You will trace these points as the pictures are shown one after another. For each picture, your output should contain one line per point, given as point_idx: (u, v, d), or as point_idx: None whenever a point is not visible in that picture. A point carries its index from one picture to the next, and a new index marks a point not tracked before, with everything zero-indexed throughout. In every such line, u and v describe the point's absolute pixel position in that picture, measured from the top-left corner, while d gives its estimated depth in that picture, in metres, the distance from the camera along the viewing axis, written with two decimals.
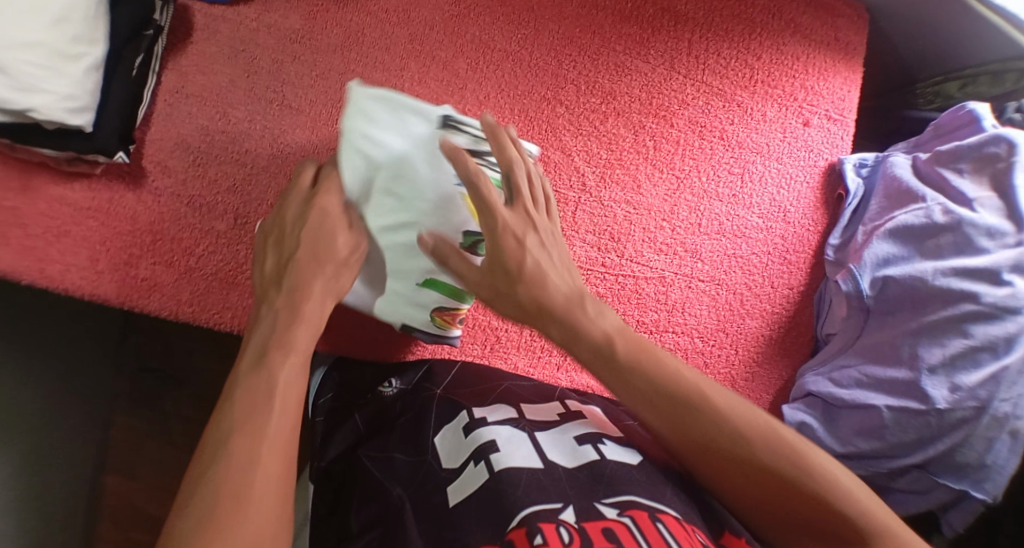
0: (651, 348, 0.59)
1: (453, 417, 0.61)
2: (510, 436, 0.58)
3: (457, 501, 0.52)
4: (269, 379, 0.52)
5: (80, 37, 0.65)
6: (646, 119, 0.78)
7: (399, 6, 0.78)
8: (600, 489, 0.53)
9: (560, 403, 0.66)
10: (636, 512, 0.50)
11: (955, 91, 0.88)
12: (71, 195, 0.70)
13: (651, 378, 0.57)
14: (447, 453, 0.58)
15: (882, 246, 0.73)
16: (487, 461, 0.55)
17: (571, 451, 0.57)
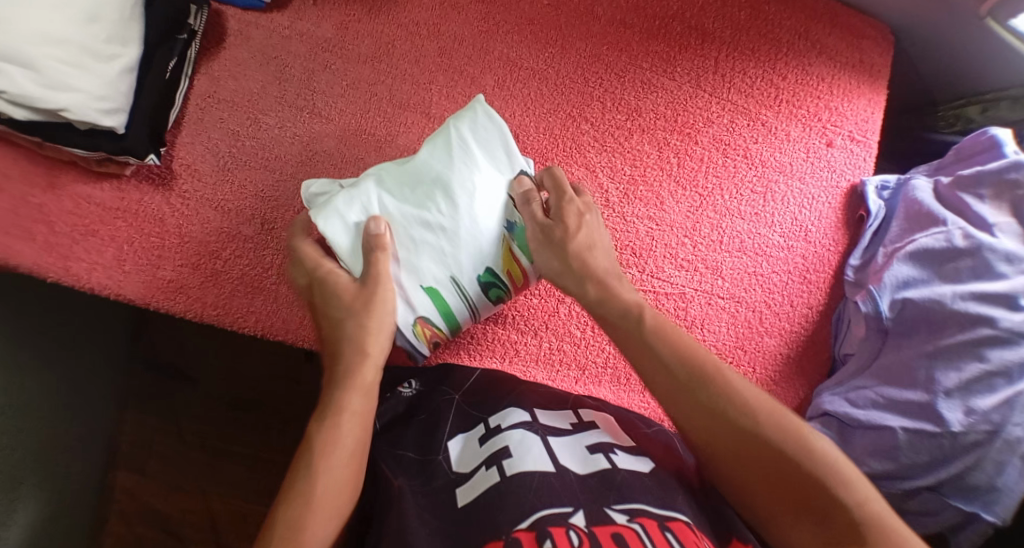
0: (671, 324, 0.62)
1: (471, 427, 0.62)
2: (523, 438, 0.58)
3: (464, 503, 0.53)
4: (331, 444, 0.53)
5: (112, 38, 0.66)
6: (671, 136, 0.79)
7: (430, 19, 0.79)
8: (611, 494, 0.53)
9: (574, 411, 0.65)
10: (645, 519, 0.51)
11: (977, 114, 0.89)
12: (99, 195, 0.71)
13: (670, 342, 0.60)
14: (459, 457, 0.58)
15: (901, 269, 0.73)
16: (499, 466, 0.55)
17: (582, 458, 0.57)
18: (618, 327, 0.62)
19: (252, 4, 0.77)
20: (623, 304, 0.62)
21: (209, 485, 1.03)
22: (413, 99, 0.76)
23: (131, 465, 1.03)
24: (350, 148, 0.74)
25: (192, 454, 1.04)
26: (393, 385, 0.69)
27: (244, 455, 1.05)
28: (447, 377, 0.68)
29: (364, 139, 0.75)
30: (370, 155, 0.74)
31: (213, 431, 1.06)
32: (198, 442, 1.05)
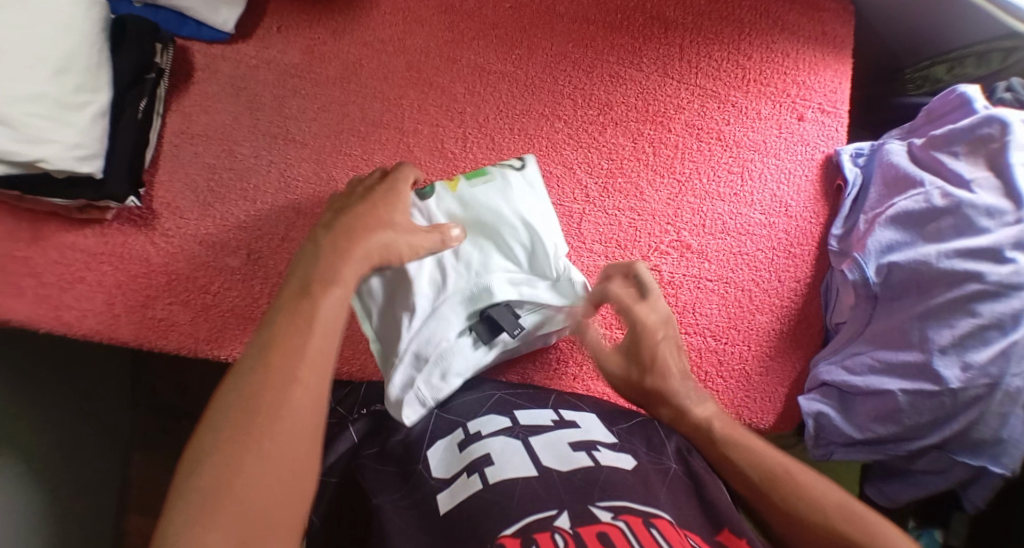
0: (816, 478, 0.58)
1: (450, 433, 0.63)
2: (504, 446, 0.58)
3: (447, 509, 0.54)
4: (342, 260, 0.55)
5: (81, 87, 0.66)
6: (643, 126, 0.79)
7: (395, 35, 0.79)
8: (595, 491, 0.54)
9: (555, 412, 0.65)
10: (631, 516, 0.51)
11: (943, 74, 0.88)
12: (83, 242, 0.71)
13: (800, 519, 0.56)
14: (440, 465, 0.59)
15: (884, 234, 0.74)
16: (480, 473, 0.56)
17: (563, 454, 0.58)
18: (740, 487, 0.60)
19: (217, 37, 0.77)
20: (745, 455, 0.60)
21: None
22: (385, 116, 0.77)
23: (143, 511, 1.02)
24: (327, 169, 0.75)
25: None
26: (372, 401, 0.71)
27: None
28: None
29: (341, 160, 0.75)
30: (346, 174, 0.75)
31: None
32: None
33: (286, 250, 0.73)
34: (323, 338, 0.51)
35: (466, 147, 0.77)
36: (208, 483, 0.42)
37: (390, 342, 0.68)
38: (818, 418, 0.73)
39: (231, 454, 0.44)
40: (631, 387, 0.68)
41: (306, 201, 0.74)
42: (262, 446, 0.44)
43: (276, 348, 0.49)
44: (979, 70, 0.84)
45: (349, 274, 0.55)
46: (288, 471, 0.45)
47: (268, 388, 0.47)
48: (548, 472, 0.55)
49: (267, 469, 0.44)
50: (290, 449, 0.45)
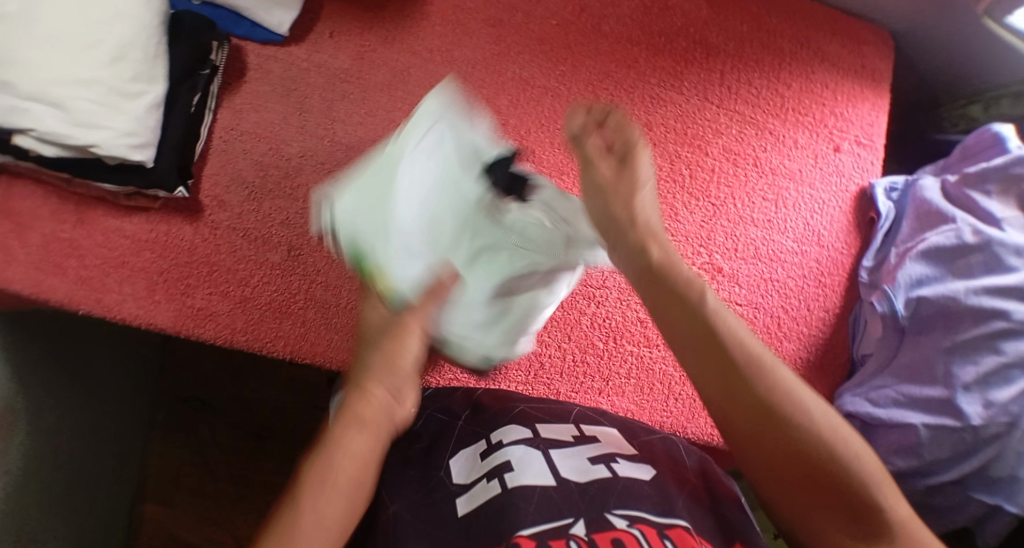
0: (812, 399, 0.54)
1: (473, 441, 0.63)
2: (525, 455, 0.59)
3: (465, 511, 0.55)
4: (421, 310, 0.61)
5: (137, 77, 0.68)
6: (681, 148, 0.81)
7: (444, 45, 0.81)
8: (611, 501, 0.55)
9: (575, 425, 0.66)
10: (645, 526, 0.53)
11: (979, 114, 0.89)
12: (128, 227, 0.73)
13: (790, 469, 0.52)
14: (461, 472, 0.60)
15: (914, 268, 0.74)
16: (500, 479, 0.57)
17: (583, 467, 0.59)
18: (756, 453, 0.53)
19: (271, 38, 0.78)
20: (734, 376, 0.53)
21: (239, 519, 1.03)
22: None
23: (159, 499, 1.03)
24: None
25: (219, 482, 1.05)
26: None
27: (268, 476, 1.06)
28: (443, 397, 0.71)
29: None
30: None
31: (239, 458, 1.06)
32: (223, 470, 1.05)
33: (326, 250, 0.75)
34: (387, 385, 0.55)
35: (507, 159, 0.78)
36: (287, 515, 0.48)
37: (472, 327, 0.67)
38: None
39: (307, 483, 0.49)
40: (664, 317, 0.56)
41: None
42: (324, 489, 0.49)
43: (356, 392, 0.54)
44: (1015, 109, 0.85)
45: (414, 323, 0.60)
46: (347, 506, 0.49)
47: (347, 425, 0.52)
48: (566, 482, 0.57)
49: (331, 504, 0.49)
50: (349, 482, 0.50)
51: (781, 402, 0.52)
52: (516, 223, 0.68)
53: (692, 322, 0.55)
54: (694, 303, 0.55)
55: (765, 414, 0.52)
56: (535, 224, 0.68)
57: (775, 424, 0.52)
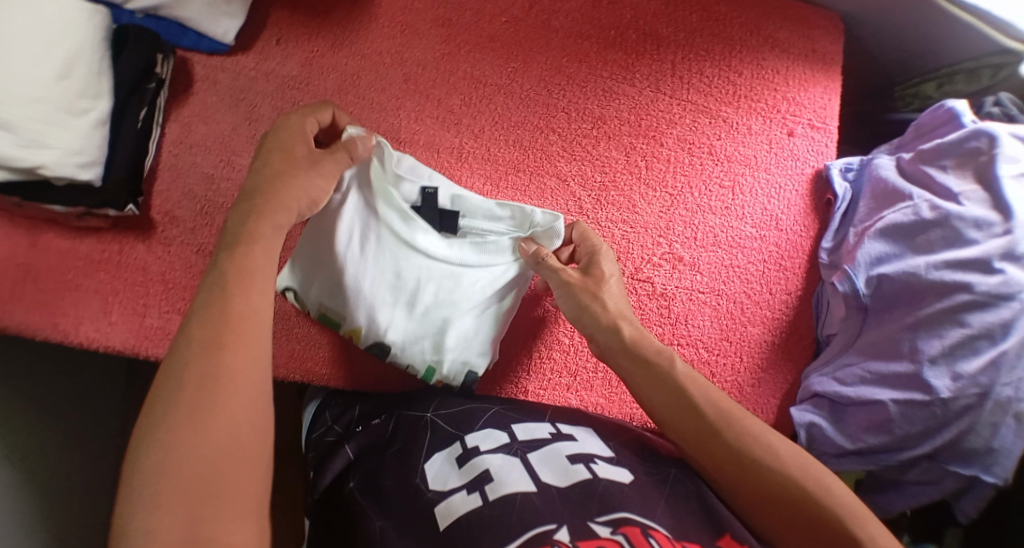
0: (780, 441, 0.60)
1: (448, 445, 0.63)
2: (503, 462, 0.59)
3: (446, 524, 0.54)
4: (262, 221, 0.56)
5: (84, 93, 0.67)
6: (637, 140, 0.81)
7: (392, 47, 0.80)
8: (594, 506, 0.54)
9: (551, 424, 0.66)
10: (629, 529, 0.52)
11: (932, 91, 0.91)
12: (81, 248, 0.72)
13: (757, 490, 0.58)
14: (437, 478, 0.59)
15: (874, 246, 0.75)
16: (480, 491, 0.56)
17: (562, 469, 0.58)
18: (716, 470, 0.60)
19: (216, 48, 0.77)
20: (682, 404, 0.62)
21: None
22: (382, 128, 0.78)
23: None
24: None
25: None
26: (367, 419, 0.71)
27: None
28: (415, 401, 0.70)
29: None
30: None
31: None
32: None
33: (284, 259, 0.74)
34: (246, 309, 0.51)
35: (462, 159, 0.78)
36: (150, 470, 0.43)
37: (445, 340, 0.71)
38: (809, 429, 0.73)
39: (190, 412, 0.45)
40: (619, 355, 0.66)
41: None
42: (209, 426, 0.45)
43: (218, 317, 0.49)
44: (969, 87, 0.87)
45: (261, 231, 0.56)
46: (237, 440, 0.46)
47: (204, 376, 0.47)
48: (548, 488, 0.56)
49: (217, 437, 0.45)
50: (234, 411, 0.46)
51: (753, 449, 0.59)
52: (476, 252, 0.72)
53: (665, 390, 0.63)
54: (663, 371, 0.64)
55: (710, 435, 0.60)
56: (473, 253, 0.72)
57: (726, 448, 0.59)
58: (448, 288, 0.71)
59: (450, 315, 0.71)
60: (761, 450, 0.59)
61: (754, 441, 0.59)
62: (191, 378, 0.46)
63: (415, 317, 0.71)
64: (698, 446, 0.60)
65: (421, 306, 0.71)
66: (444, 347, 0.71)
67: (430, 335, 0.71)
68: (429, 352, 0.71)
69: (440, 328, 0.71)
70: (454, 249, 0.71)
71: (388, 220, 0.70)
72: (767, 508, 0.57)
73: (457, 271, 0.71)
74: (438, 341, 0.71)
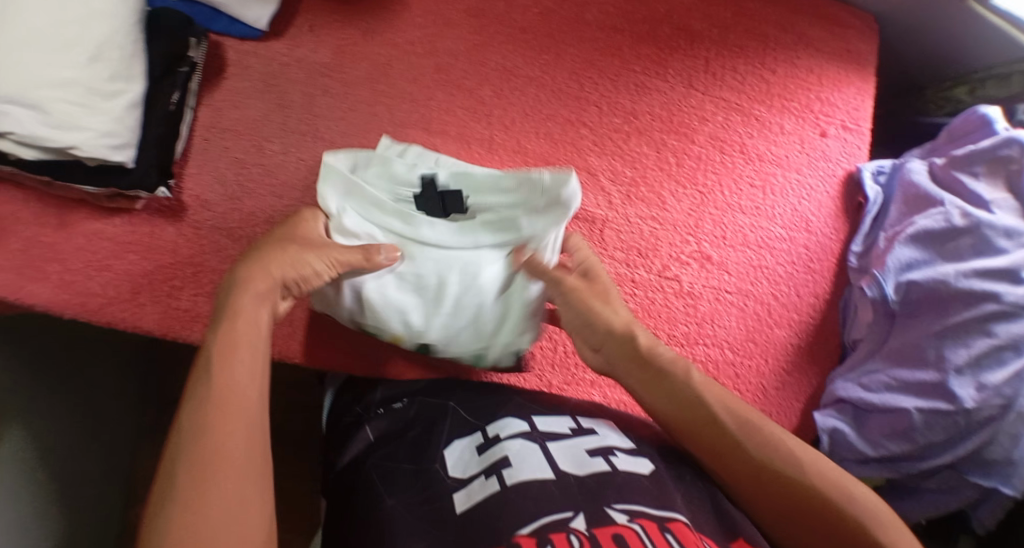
0: (797, 444, 0.58)
1: (469, 433, 0.63)
2: (522, 448, 0.59)
3: (463, 510, 0.54)
4: (246, 287, 0.56)
5: (115, 76, 0.67)
6: (667, 137, 0.80)
7: (425, 37, 0.80)
8: (610, 494, 0.54)
9: (573, 418, 0.65)
10: (646, 520, 0.51)
11: (965, 95, 0.89)
12: (111, 230, 0.72)
13: (778, 498, 0.56)
14: (457, 465, 0.59)
15: (904, 252, 0.74)
16: (498, 475, 0.56)
17: (581, 460, 0.58)
18: (734, 478, 0.58)
19: (250, 33, 0.77)
20: (699, 409, 0.60)
21: None
22: (412, 117, 0.77)
23: (149, 503, 1.02)
24: None
25: None
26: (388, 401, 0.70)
27: None
28: (438, 390, 0.70)
29: None
30: None
31: None
32: None
33: None
34: (234, 381, 0.50)
35: (492, 150, 0.78)
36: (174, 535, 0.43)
37: (484, 327, 0.69)
38: (832, 434, 0.72)
39: (192, 487, 0.45)
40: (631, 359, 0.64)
41: None
42: (210, 493, 0.45)
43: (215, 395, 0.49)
44: (999, 92, 0.85)
45: (245, 303, 0.55)
46: (246, 500, 0.46)
47: (204, 466, 0.46)
48: (566, 476, 0.56)
49: (223, 501, 0.45)
50: (235, 479, 0.46)
51: (771, 454, 0.57)
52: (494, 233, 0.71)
53: (679, 398, 0.61)
54: (677, 379, 0.62)
55: (721, 444, 0.59)
56: (489, 232, 0.71)
57: (739, 450, 0.58)
58: (483, 267, 0.69)
59: (483, 300, 0.69)
60: (778, 456, 0.57)
61: (765, 448, 0.57)
62: (191, 468, 0.45)
63: (449, 309, 0.68)
64: (711, 452, 0.59)
65: (452, 298, 0.69)
66: (483, 334, 0.69)
67: (471, 323, 0.69)
68: (471, 339, 0.69)
69: (475, 313, 0.69)
70: (467, 231, 0.71)
71: (393, 222, 0.69)
72: (790, 518, 0.56)
73: (473, 260, 0.70)
74: (478, 331, 0.69)
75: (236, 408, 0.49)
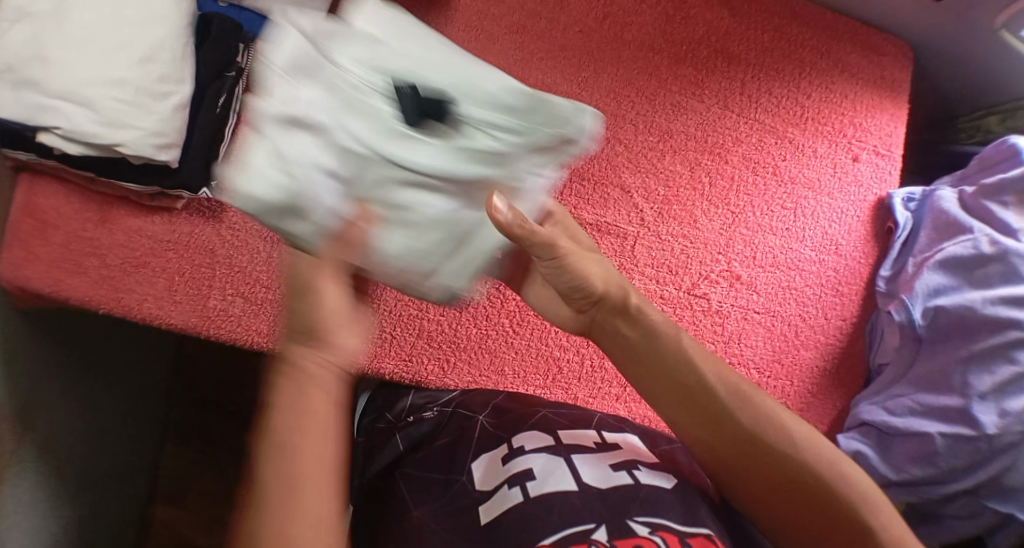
0: (796, 424, 0.57)
1: (494, 446, 0.63)
2: (547, 462, 0.59)
3: (487, 520, 0.55)
4: (320, 281, 0.46)
5: (165, 78, 0.68)
6: (702, 156, 0.81)
7: (467, 50, 0.81)
8: (634, 507, 0.55)
9: (597, 433, 0.66)
10: (667, 533, 0.52)
11: (995, 125, 0.90)
12: (149, 228, 0.73)
13: (775, 488, 0.56)
14: (482, 477, 0.60)
15: (932, 278, 0.75)
16: (522, 486, 0.57)
17: (605, 474, 0.58)
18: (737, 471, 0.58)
19: None
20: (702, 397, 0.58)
21: None
22: None
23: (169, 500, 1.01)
24: None
25: (229, 483, 1.03)
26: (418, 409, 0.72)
27: None
28: (473, 400, 0.70)
29: None
30: None
31: None
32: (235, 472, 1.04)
33: None
34: (311, 437, 0.41)
35: None
36: None
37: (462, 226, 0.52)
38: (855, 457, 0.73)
39: None
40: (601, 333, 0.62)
41: None
42: None
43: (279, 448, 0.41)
44: None
45: (336, 306, 0.46)
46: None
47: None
48: (588, 488, 0.57)
49: None
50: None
51: (772, 442, 0.57)
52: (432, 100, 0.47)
53: (681, 390, 0.59)
54: (682, 363, 0.59)
55: (724, 437, 0.58)
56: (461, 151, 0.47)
57: (738, 436, 0.57)
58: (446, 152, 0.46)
59: (475, 225, 0.52)
60: (777, 443, 0.56)
61: (767, 433, 0.57)
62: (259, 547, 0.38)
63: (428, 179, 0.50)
64: (718, 445, 0.58)
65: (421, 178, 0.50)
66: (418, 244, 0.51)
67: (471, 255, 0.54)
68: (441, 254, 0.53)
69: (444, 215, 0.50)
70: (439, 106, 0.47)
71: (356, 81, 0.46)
72: (786, 509, 0.56)
73: (453, 159, 0.47)
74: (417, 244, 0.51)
75: (315, 466, 0.41)
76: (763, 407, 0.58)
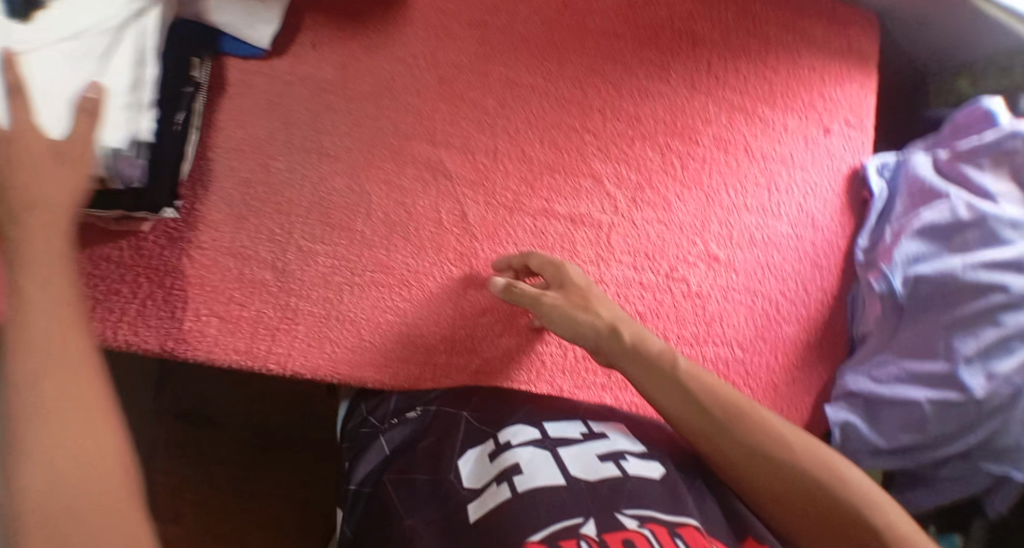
0: (779, 422, 0.61)
1: (481, 442, 0.64)
2: (533, 457, 0.59)
3: (476, 518, 0.55)
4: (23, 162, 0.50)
5: None
6: (672, 140, 0.80)
7: (428, 50, 0.80)
8: (621, 501, 0.55)
9: (584, 423, 0.66)
10: (655, 526, 0.52)
11: (967, 87, 0.89)
12: (118, 254, 0.69)
13: (769, 481, 0.58)
14: (470, 475, 0.60)
15: (910, 246, 0.74)
16: (509, 482, 0.57)
17: (591, 465, 0.59)
18: (736, 470, 0.60)
19: (253, 52, 0.77)
20: (692, 400, 0.61)
21: (246, 530, 1.01)
22: (417, 130, 0.78)
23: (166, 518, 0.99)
24: (359, 183, 0.76)
25: (223, 497, 1.02)
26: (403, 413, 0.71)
27: (278, 491, 1.03)
28: (457, 398, 0.70)
29: (373, 173, 0.76)
30: (378, 191, 0.76)
31: (244, 474, 1.03)
32: (229, 487, 1.02)
33: (319, 263, 0.73)
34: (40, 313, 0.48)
35: (497, 160, 0.78)
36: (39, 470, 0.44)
37: None
38: (844, 428, 0.72)
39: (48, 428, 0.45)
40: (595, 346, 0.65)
41: (339, 214, 0.75)
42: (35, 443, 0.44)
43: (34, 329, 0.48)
44: (999, 82, 0.85)
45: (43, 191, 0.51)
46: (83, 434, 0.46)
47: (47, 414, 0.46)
48: (575, 481, 0.57)
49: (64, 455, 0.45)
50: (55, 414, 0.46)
51: (759, 439, 0.59)
52: None
53: (673, 394, 0.62)
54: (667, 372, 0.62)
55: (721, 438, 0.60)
56: None
57: (728, 431, 0.60)
58: None
59: None
60: (767, 437, 0.59)
61: (751, 431, 0.60)
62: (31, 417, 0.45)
63: None
64: (716, 447, 0.60)
65: None
66: None
67: None
68: None
69: None
70: None
71: None
72: (782, 503, 0.58)
73: None
74: None
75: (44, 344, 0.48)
76: (746, 407, 0.62)
